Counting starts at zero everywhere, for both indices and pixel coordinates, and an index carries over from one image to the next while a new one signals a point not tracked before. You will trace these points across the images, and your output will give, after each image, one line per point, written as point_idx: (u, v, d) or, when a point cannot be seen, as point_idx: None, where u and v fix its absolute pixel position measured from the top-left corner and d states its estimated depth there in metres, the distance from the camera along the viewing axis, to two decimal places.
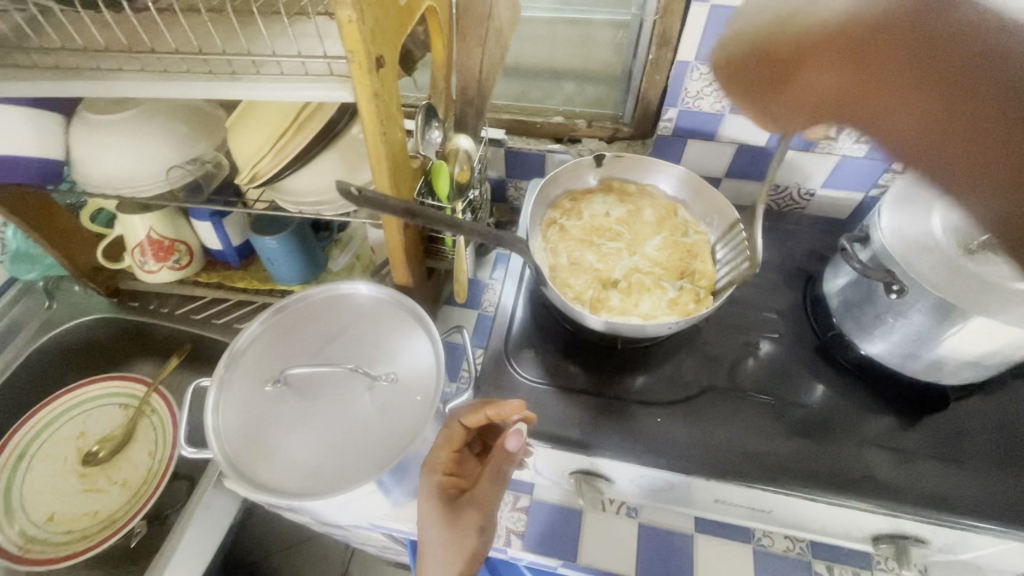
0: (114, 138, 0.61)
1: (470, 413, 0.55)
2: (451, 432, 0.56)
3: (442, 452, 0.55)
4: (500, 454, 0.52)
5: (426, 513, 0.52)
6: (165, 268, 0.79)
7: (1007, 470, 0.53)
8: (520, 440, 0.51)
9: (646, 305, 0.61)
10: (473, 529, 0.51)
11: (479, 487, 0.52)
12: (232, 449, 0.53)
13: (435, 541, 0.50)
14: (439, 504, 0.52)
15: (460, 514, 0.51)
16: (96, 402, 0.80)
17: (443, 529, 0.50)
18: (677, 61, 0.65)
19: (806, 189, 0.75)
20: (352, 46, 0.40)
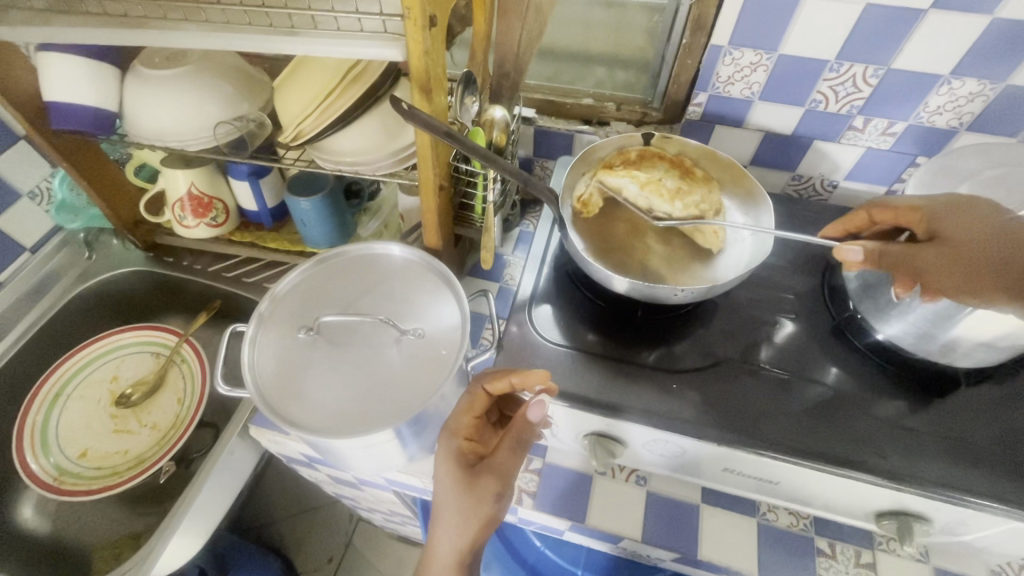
0: (167, 92, 0.64)
1: (493, 381, 0.57)
2: (472, 398, 0.58)
3: (463, 417, 0.57)
4: (520, 425, 0.54)
5: (444, 476, 0.55)
6: (202, 225, 0.82)
7: (1014, 454, 0.54)
8: (542, 412, 0.53)
9: (632, 187, 0.65)
10: (490, 495, 0.53)
11: (500, 454, 0.54)
12: (265, 388, 0.56)
13: (453, 500, 0.53)
14: (459, 466, 0.55)
15: (478, 478, 0.54)
16: (130, 349, 0.83)
17: (461, 491, 0.53)
18: (710, 46, 0.66)
19: (829, 180, 0.77)
20: (409, 4, 0.42)
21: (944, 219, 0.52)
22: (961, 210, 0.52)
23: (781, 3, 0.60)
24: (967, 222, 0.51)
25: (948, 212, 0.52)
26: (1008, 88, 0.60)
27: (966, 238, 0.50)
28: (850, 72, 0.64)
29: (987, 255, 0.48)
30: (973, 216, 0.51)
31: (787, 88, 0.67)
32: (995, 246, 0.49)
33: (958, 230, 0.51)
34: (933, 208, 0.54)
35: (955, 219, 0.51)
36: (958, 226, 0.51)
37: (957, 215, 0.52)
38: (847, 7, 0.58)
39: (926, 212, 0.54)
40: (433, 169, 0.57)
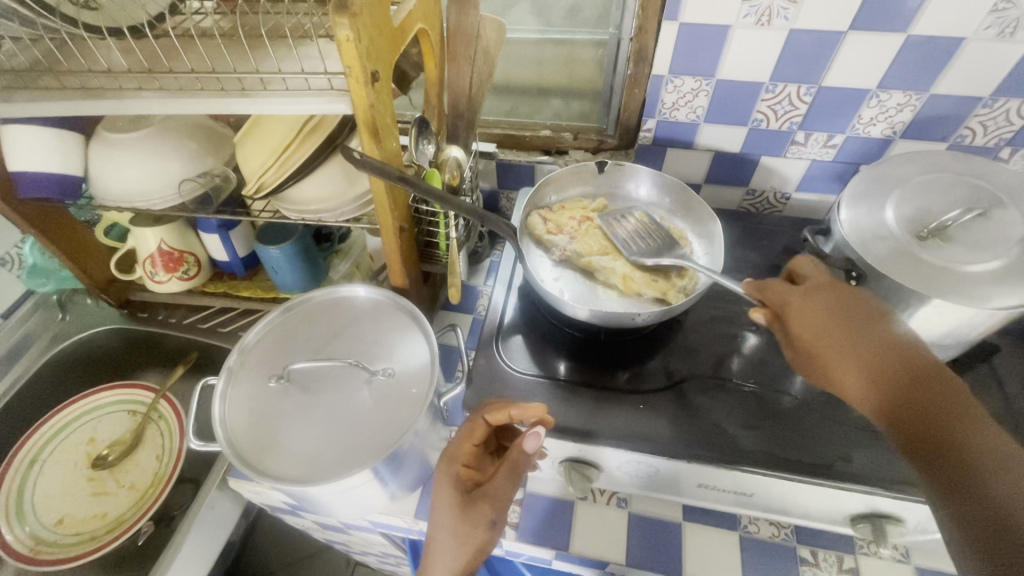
0: (129, 155, 0.66)
1: (493, 410, 0.56)
2: (473, 426, 0.57)
3: (463, 444, 0.56)
4: (515, 456, 0.53)
5: (440, 500, 0.54)
6: (174, 278, 0.82)
7: None
8: (537, 443, 0.52)
9: (580, 234, 0.68)
10: (484, 521, 0.52)
11: (493, 481, 0.54)
12: (237, 439, 0.56)
13: (447, 525, 0.53)
14: (455, 492, 0.54)
15: (473, 503, 0.53)
16: (107, 409, 0.82)
17: (456, 517, 0.53)
18: (653, 76, 0.69)
19: (782, 193, 0.80)
20: (349, 62, 0.45)
21: (796, 312, 0.50)
22: (829, 296, 0.50)
23: (712, 33, 0.63)
24: (816, 315, 0.49)
25: (803, 299, 0.51)
26: (934, 97, 0.64)
27: (815, 341, 0.49)
28: (785, 92, 0.67)
29: (841, 366, 0.47)
30: (827, 307, 0.49)
31: (729, 109, 0.70)
32: (846, 347, 0.47)
33: (803, 327, 0.49)
34: (795, 298, 0.51)
35: (806, 317, 0.49)
36: (809, 323, 0.49)
37: (813, 307, 0.50)
38: (773, 33, 0.62)
39: (782, 302, 0.52)
40: (390, 211, 0.59)
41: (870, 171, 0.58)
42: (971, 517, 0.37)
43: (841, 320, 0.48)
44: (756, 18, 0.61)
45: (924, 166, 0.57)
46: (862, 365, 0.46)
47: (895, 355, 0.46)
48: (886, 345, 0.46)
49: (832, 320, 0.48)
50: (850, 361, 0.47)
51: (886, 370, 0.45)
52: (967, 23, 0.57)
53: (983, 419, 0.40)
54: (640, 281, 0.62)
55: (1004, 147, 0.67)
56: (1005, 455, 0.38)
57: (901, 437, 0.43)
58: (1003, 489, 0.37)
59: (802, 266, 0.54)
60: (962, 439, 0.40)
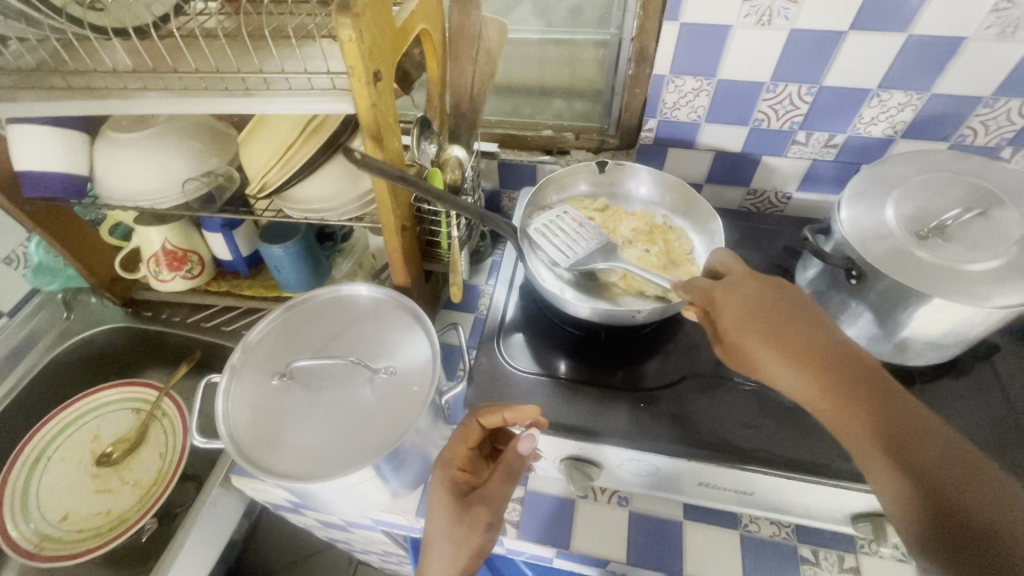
0: (134, 154, 0.66)
1: (487, 413, 0.56)
2: (467, 430, 0.57)
3: (458, 448, 0.57)
4: (511, 458, 0.54)
5: (436, 504, 0.54)
6: (178, 277, 0.83)
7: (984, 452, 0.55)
8: (532, 445, 0.53)
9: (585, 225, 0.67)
10: (481, 524, 0.52)
11: (489, 484, 0.54)
12: (240, 436, 0.56)
13: (444, 530, 0.53)
14: (450, 496, 0.54)
15: (469, 507, 0.53)
16: (111, 407, 0.83)
17: (452, 521, 0.53)
18: (654, 76, 0.70)
19: (783, 193, 0.80)
20: (352, 62, 0.45)
21: (724, 305, 0.50)
22: (755, 286, 0.50)
23: (713, 33, 0.64)
24: (741, 305, 0.49)
25: (727, 290, 0.51)
26: (934, 97, 0.64)
27: (741, 329, 0.48)
28: (786, 92, 0.67)
29: (769, 356, 0.46)
30: (751, 295, 0.50)
31: (729, 109, 0.71)
32: (774, 335, 0.47)
33: (730, 319, 0.49)
34: (719, 292, 0.51)
35: (731, 310, 0.50)
36: (735, 315, 0.49)
37: (738, 297, 0.50)
38: (773, 33, 0.62)
39: (708, 298, 0.52)
40: (392, 210, 0.59)
41: (870, 170, 0.58)
42: (920, 501, 0.36)
43: (765, 310, 0.48)
44: (756, 18, 0.61)
45: (924, 166, 0.57)
46: (788, 351, 0.46)
47: (821, 339, 0.46)
48: (809, 331, 0.46)
49: (755, 309, 0.49)
50: (777, 347, 0.46)
51: (817, 354, 0.45)
52: (967, 23, 0.57)
53: (912, 399, 0.41)
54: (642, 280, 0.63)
55: (1006, 146, 0.67)
56: (936, 430, 0.39)
57: (843, 425, 0.42)
58: (942, 469, 0.36)
59: (724, 263, 0.55)
60: (901, 422, 0.40)
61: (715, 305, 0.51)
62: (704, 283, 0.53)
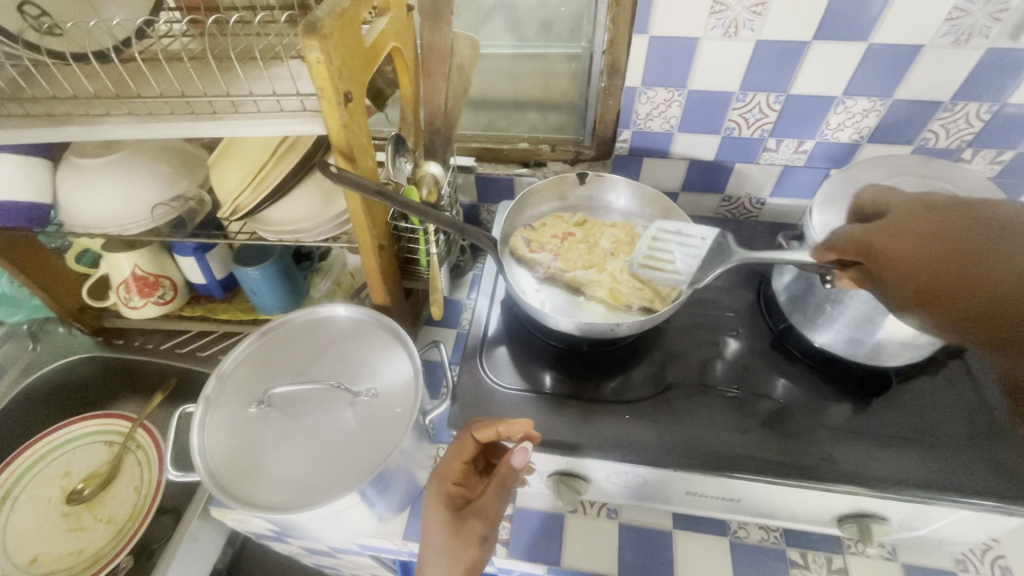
0: (100, 181, 0.64)
1: (482, 427, 0.55)
2: (461, 444, 0.55)
3: (453, 462, 0.55)
4: (505, 471, 0.52)
5: (430, 520, 0.53)
6: (150, 303, 0.81)
7: (964, 449, 0.56)
8: (526, 457, 0.51)
9: (570, 247, 0.67)
10: (476, 539, 0.51)
11: (484, 498, 0.53)
12: (218, 469, 0.55)
13: (438, 546, 0.51)
14: (445, 512, 0.53)
15: (464, 521, 0.52)
16: (82, 441, 0.79)
17: (447, 535, 0.51)
18: (626, 88, 0.70)
19: (757, 199, 0.81)
20: (321, 84, 0.45)
21: (887, 243, 0.45)
22: (895, 237, 0.44)
23: (682, 45, 0.65)
24: (919, 246, 0.43)
25: (890, 233, 0.45)
26: (896, 103, 0.66)
27: (907, 272, 0.43)
28: (755, 100, 0.69)
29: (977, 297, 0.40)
30: (926, 230, 0.43)
31: (701, 118, 0.72)
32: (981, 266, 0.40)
33: (895, 256, 0.43)
34: (875, 233, 0.46)
35: (898, 248, 0.44)
36: (902, 247, 0.43)
37: (907, 238, 0.44)
38: (740, 44, 0.63)
39: (865, 239, 0.46)
40: (368, 229, 0.58)
41: (840, 175, 0.60)
42: None
43: (950, 239, 0.42)
44: (722, 30, 0.63)
45: (891, 171, 0.58)
46: (931, 261, 0.42)
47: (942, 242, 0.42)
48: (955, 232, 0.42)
49: (926, 240, 0.43)
50: (973, 266, 0.40)
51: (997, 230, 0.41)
52: (921, 31, 0.59)
53: None
54: (628, 290, 0.62)
55: (966, 148, 0.69)
56: None
57: None
58: None
59: (874, 200, 0.50)
60: None
61: (878, 245, 0.45)
62: (853, 231, 0.48)
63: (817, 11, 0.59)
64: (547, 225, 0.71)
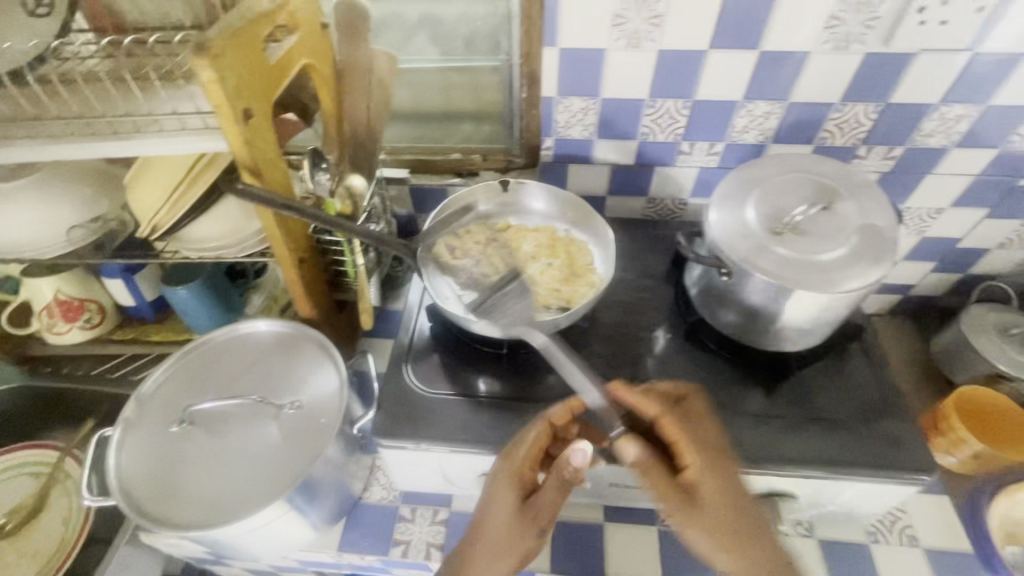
0: (13, 206, 0.63)
1: (558, 411, 0.57)
2: (537, 431, 0.56)
3: (529, 449, 0.55)
4: (562, 469, 0.53)
5: (502, 507, 0.53)
6: (75, 328, 0.79)
7: (860, 426, 0.60)
8: (585, 455, 0.52)
9: (493, 254, 0.70)
10: (535, 531, 0.52)
11: (552, 492, 0.53)
12: (136, 491, 0.54)
13: (501, 527, 0.52)
14: (518, 497, 0.53)
15: (533, 511, 0.53)
16: (6, 474, 0.77)
17: (515, 518, 0.52)
18: (543, 97, 0.73)
19: (679, 200, 0.84)
20: (218, 103, 0.46)
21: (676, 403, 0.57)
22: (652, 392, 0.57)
23: (591, 56, 0.68)
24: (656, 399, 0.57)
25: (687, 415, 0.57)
26: (793, 105, 0.70)
27: (647, 408, 0.56)
28: (665, 107, 0.72)
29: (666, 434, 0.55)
30: (693, 415, 0.57)
31: (617, 125, 0.75)
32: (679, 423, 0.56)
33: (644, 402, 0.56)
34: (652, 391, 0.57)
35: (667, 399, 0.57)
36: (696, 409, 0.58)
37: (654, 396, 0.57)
38: (644, 54, 0.67)
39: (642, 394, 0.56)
40: (285, 243, 0.59)
41: (740, 173, 0.62)
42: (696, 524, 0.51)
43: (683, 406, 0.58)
44: (626, 42, 0.66)
45: (783, 168, 0.62)
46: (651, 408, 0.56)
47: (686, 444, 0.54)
48: (704, 487, 0.53)
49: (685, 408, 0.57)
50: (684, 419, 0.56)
51: (733, 513, 0.52)
52: (805, 39, 0.64)
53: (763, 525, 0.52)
54: (546, 291, 0.65)
55: (860, 146, 0.74)
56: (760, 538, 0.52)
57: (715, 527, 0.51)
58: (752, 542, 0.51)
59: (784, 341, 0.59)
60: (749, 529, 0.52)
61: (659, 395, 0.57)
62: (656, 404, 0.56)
63: (710, 22, 0.63)
64: (471, 232, 0.72)
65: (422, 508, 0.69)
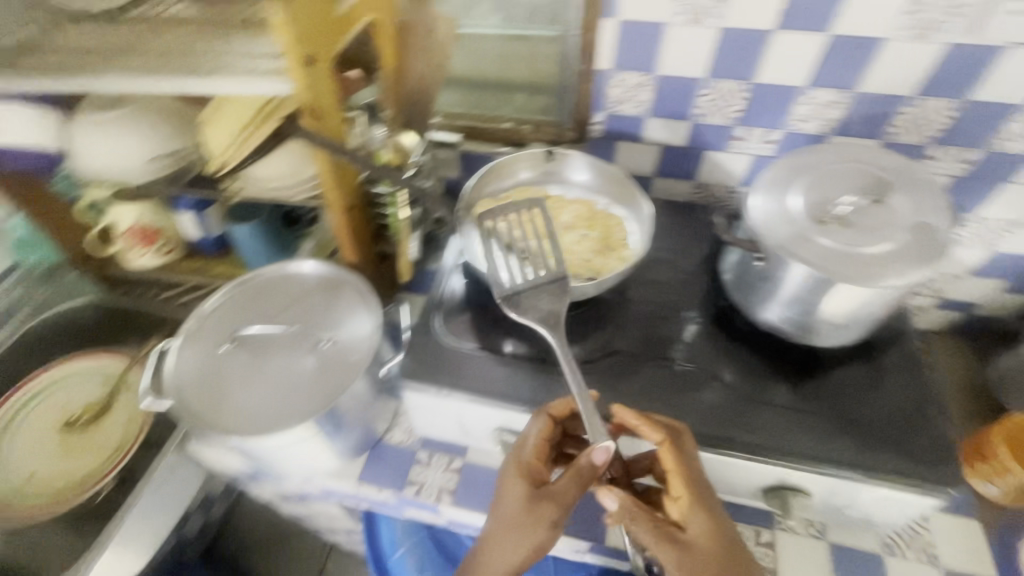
0: (106, 134, 0.71)
1: (558, 404, 0.59)
2: (538, 422, 0.58)
3: (532, 439, 0.57)
4: (584, 463, 0.53)
5: (510, 495, 0.55)
6: (149, 254, 0.88)
7: (886, 432, 0.58)
8: (607, 454, 0.53)
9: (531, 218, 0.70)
10: (547, 520, 0.53)
11: (563, 482, 0.54)
12: (187, 397, 0.60)
13: (511, 516, 0.54)
14: (525, 485, 0.55)
15: (540, 501, 0.54)
16: (82, 376, 0.87)
17: (523, 508, 0.54)
18: (598, 70, 0.73)
19: (729, 188, 0.82)
20: (286, 46, 0.49)
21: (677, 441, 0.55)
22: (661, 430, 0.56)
23: (649, 30, 0.68)
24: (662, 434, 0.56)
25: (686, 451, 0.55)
26: (860, 96, 0.67)
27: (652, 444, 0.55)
28: (721, 88, 0.71)
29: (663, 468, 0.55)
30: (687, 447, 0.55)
31: (670, 104, 0.74)
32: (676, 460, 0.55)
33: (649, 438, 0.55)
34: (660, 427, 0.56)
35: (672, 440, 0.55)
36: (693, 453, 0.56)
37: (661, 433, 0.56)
38: (705, 31, 0.66)
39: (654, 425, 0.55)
40: (334, 188, 0.62)
41: (792, 159, 0.60)
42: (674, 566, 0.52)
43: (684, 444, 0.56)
44: (687, 17, 0.65)
45: (836, 156, 0.60)
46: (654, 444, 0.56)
47: (681, 480, 0.54)
48: (693, 528, 0.53)
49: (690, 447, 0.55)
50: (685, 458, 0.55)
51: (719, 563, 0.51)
52: (880, 24, 0.61)
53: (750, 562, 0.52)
54: (578, 259, 0.65)
55: (932, 146, 0.70)
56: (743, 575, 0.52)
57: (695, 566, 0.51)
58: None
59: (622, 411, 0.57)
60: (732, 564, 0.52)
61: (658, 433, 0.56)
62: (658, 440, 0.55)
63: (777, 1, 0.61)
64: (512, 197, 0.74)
65: (438, 455, 0.72)
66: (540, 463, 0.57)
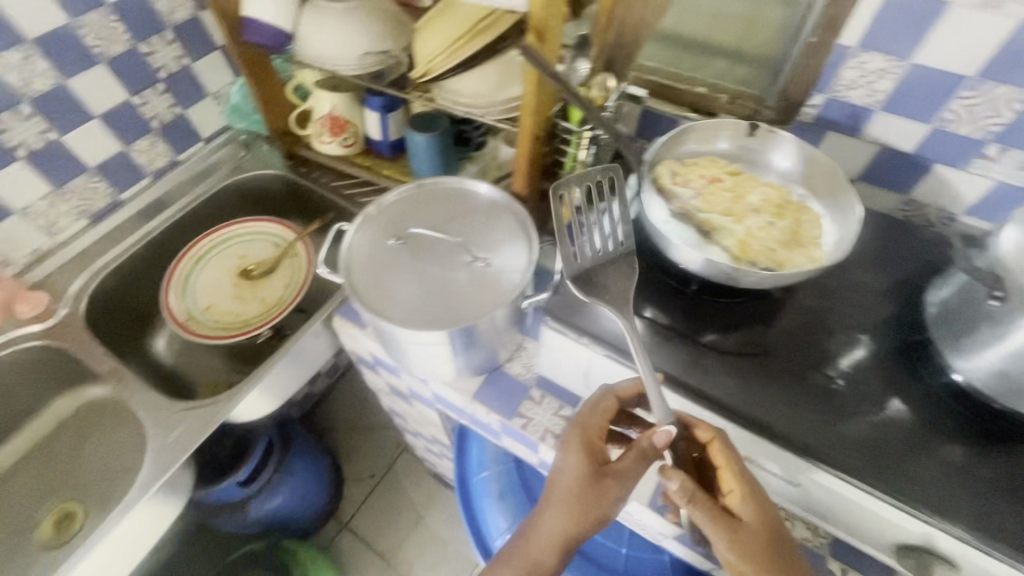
0: (332, 21, 0.76)
1: (625, 386, 0.59)
2: (603, 401, 0.59)
3: (598, 418, 0.58)
4: (645, 445, 0.55)
5: (571, 467, 0.56)
6: (335, 143, 0.95)
7: None
8: (669, 438, 0.54)
9: (715, 192, 0.66)
10: (612, 497, 0.54)
11: (625, 462, 0.55)
12: (354, 275, 0.66)
13: (572, 487, 0.55)
14: (589, 462, 0.56)
15: (605, 479, 0.55)
16: (258, 237, 0.99)
17: (586, 483, 0.54)
18: (838, 45, 0.65)
19: (947, 213, 0.72)
20: None
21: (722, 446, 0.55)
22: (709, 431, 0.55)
23: (924, 8, 0.58)
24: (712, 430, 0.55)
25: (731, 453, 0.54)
26: None
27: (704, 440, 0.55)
28: (991, 94, 0.60)
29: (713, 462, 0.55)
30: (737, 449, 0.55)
31: (913, 100, 0.64)
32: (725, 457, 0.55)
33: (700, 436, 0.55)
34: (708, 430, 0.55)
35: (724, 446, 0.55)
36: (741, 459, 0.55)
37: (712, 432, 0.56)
38: (999, 19, 0.55)
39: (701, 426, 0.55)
40: (530, 113, 0.62)
41: None
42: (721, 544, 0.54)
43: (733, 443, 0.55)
44: None
45: None
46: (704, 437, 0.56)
47: (732, 472, 0.54)
48: (745, 512, 0.53)
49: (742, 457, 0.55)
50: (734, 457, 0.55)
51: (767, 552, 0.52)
52: None
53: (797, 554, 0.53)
54: (759, 246, 0.60)
55: None
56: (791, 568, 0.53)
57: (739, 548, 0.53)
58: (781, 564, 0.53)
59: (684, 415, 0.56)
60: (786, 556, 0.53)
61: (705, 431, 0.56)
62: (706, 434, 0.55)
63: None
64: (698, 165, 0.70)
65: (550, 399, 0.73)
66: (602, 443, 0.57)
